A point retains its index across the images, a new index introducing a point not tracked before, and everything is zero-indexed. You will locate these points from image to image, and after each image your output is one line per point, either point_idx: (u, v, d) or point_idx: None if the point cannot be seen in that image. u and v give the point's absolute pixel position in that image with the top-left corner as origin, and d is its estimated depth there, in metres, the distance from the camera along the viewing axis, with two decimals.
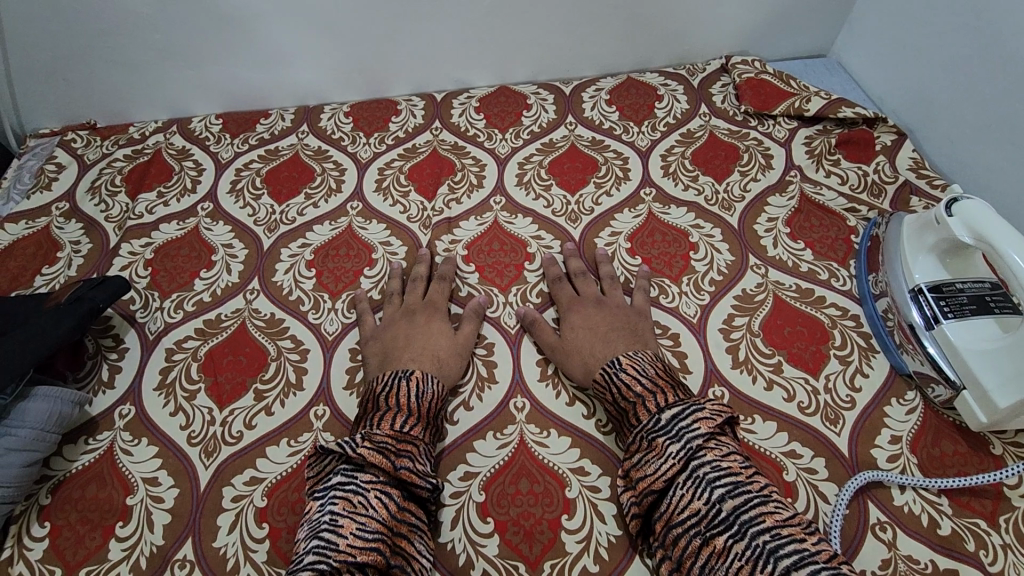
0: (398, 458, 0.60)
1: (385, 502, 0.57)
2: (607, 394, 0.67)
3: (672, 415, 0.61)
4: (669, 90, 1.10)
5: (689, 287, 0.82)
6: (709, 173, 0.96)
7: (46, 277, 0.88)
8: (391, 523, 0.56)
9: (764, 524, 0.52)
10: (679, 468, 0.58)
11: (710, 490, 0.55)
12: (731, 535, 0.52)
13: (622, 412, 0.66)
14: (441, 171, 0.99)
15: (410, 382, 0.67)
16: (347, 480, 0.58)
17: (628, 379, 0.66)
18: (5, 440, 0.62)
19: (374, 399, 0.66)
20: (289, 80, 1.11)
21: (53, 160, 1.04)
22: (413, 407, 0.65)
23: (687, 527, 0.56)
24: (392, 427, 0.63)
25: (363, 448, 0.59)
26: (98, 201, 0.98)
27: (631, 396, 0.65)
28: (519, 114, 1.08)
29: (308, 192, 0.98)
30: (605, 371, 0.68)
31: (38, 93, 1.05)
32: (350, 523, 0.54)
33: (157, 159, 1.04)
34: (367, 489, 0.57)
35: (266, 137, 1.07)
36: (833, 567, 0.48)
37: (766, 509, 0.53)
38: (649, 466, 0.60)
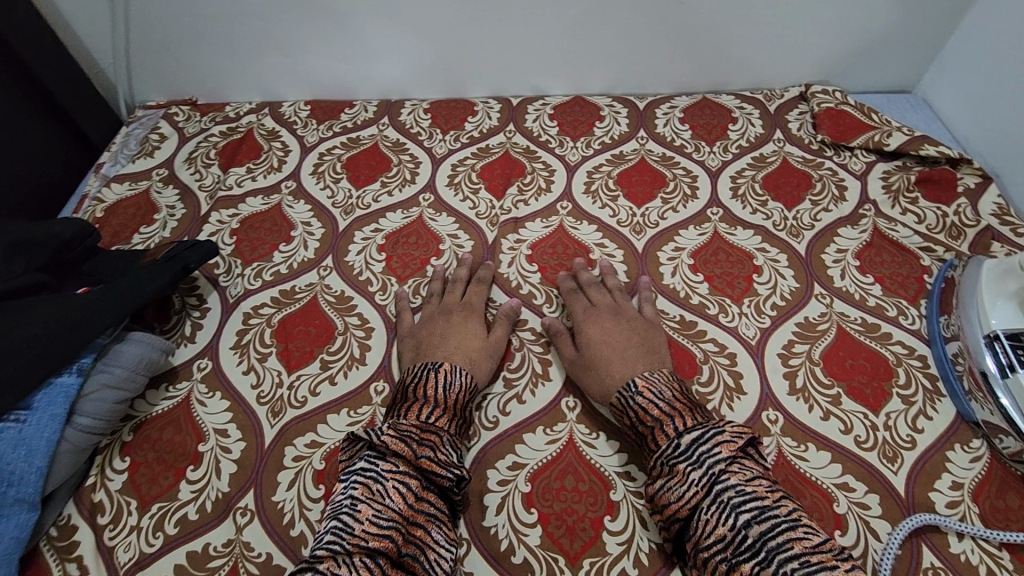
0: (420, 447, 0.62)
1: (403, 492, 0.59)
2: (625, 416, 0.67)
3: (692, 439, 0.60)
4: (745, 113, 1.10)
5: (750, 309, 0.82)
6: (779, 199, 0.96)
7: (143, 236, 0.95)
8: (407, 512, 0.58)
9: (793, 550, 0.50)
10: (704, 493, 0.57)
11: (735, 515, 0.54)
12: (757, 563, 0.51)
13: (641, 436, 0.66)
14: (511, 172, 1.02)
15: (437, 374, 0.69)
16: (368, 466, 0.61)
17: (644, 404, 0.65)
18: (100, 377, 0.68)
19: (405, 391, 0.69)
20: (376, 74, 1.17)
21: (157, 130, 1.13)
22: (442, 398, 0.67)
23: (713, 552, 0.55)
24: (418, 418, 0.65)
25: (387, 436, 0.62)
26: (194, 170, 1.05)
27: (648, 421, 0.64)
28: (592, 124, 1.10)
29: (384, 180, 1.03)
30: (622, 395, 0.68)
31: (151, 68, 1.15)
32: (366, 509, 0.56)
33: (249, 137, 1.11)
34: (386, 478, 0.59)
35: (348, 126, 1.13)
36: None
37: (795, 534, 0.51)
38: (673, 493, 0.59)
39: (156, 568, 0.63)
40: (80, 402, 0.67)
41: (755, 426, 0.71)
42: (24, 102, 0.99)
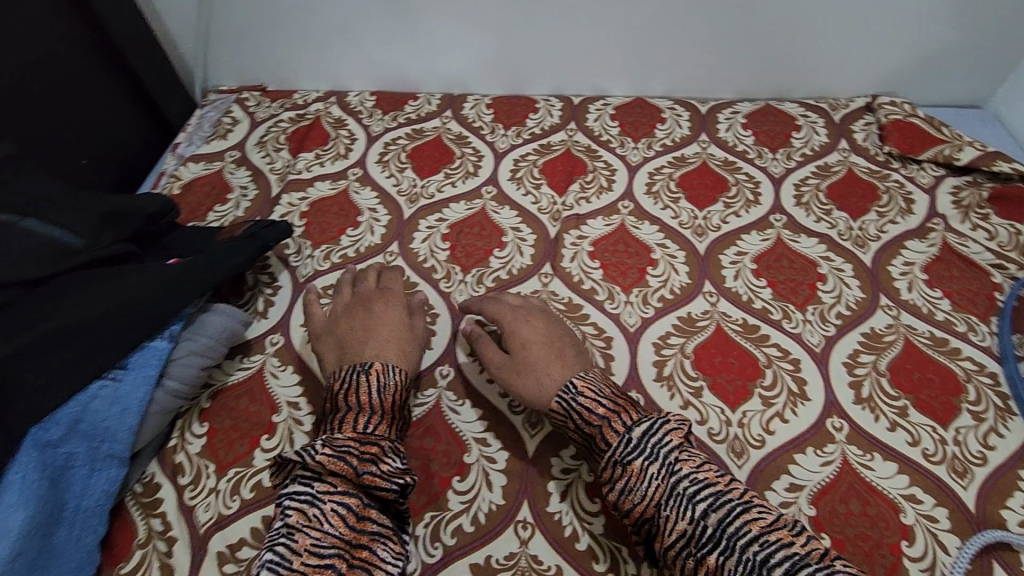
0: (360, 462, 0.60)
1: (341, 513, 0.58)
2: (569, 419, 0.65)
3: (642, 432, 0.60)
4: (809, 122, 1.09)
5: (814, 317, 0.81)
6: (844, 209, 0.95)
7: (217, 214, 0.99)
8: (349, 535, 0.57)
9: (751, 532, 0.52)
10: (664, 488, 0.57)
11: (692, 507, 0.55)
12: (722, 553, 0.52)
13: (588, 439, 0.64)
14: (573, 170, 1.04)
15: (368, 376, 0.68)
16: (303, 488, 0.59)
17: (587, 404, 0.64)
18: (188, 344, 0.72)
19: (336, 399, 0.68)
20: (442, 67, 1.19)
21: (230, 114, 1.17)
22: (376, 404, 0.66)
23: (678, 549, 0.55)
24: (355, 430, 0.63)
25: (323, 455, 0.59)
26: (264, 154, 1.09)
27: (595, 420, 0.63)
28: (653, 126, 1.11)
29: (448, 171, 1.05)
30: (562, 399, 0.66)
31: (228, 54, 1.20)
32: (303, 538, 0.55)
33: (317, 125, 1.14)
34: (323, 501, 0.58)
35: (413, 118, 1.15)
36: (825, 566, 0.48)
37: (751, 516, 0.53)
38: (635, 493, 0.58)
39: (233, 529, 0.66)
40: (169, 366, 0.71)
41: (820, 433, 0.71)
42: (112, 80, 1.04)
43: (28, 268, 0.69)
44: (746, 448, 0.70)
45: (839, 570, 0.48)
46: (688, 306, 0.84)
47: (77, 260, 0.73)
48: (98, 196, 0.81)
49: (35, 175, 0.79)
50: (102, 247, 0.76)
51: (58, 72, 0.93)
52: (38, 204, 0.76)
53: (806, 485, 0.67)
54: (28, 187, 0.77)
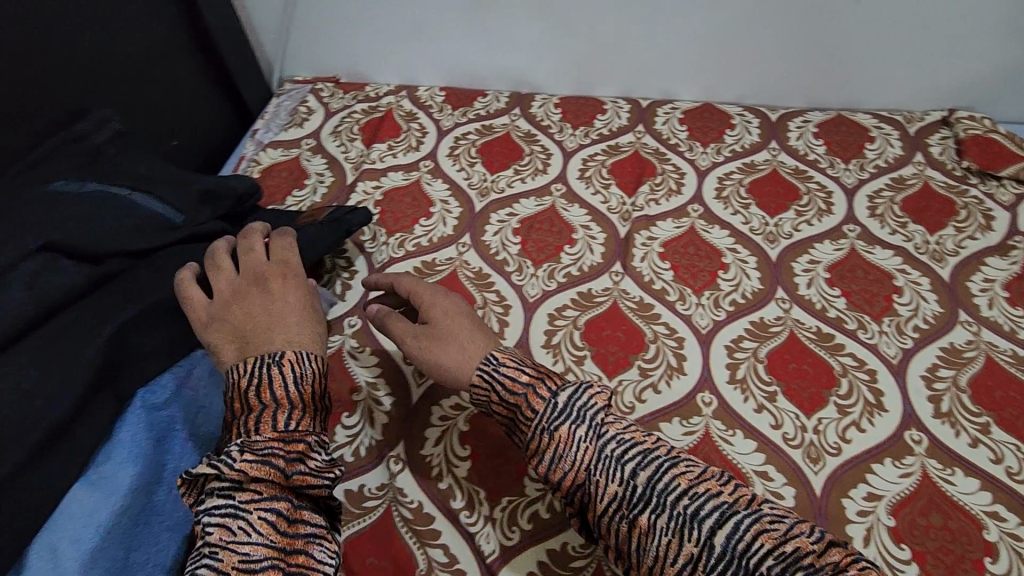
0: (289, 463, 0.55)
1: (270, 521, 0.53)
2: (492, 392, 0.61)
3: (568, 395, 0.58)
4: (883, 133, 1.08)
5: (891, 328, 0.81)
6: (920, 223, 0.94)
7: (296, 198, 1.02)
8: (283, 542, 0.52)
9: (680, 486, 0.52)
10: (594, 450, 0.55)
11: (622, 468, 0.54)
12: (653, 511, 0.52)
13: (511, 412, 0.60)
14: (642, 171, 1.05)
15: (283, 369, 0.61)
16: (222, 501, 0.53)
17: (511, 373, 0.60)
18: None
19: (242, 396, 0.60)
20: (513, 66, 1.22)
21: (305, 103, 1.21)
22: (295, 397, 0.60)
23: (610, 513, 0.54)
24: (275, 428, 0.57)
25: (243, 463, 0.53)
26: (339, 143, 1.12)
27: (518, 389, 0.60)
28: (722, 132, 1.11)
29: (517, 167, 1.07)
30: (483, 371, 0.62)
31: (307, 46, 1.25)
32: (230, 555, 0.50)
33: (389, 117, 1.17)
34: (249, 510, 0.52)
35: (482, 114, 1.17)
36: (753, 512, 0.50)
37: (678, 470, 0.54)
38: (565, 460, 0.56)
39: None
40: None
41: (898, 444, 0.70)
42: (202, 65, 1.08)
43: (136, 241, 0.73)
44: (822, 454, 0.70)
45: (766, 513, 0.50)
46: (761, 311, 0.84)
47: (178, 236, 0.77)
48: (193, 176, 0.85)
49: (140, 152, 0.84)
50: (199, 224, 0.81)
51: (158, 56, 0.98)
52: (140, 179, 0.79)
53: (885, 495, 0.67)
54: (132, 163, 0.81)
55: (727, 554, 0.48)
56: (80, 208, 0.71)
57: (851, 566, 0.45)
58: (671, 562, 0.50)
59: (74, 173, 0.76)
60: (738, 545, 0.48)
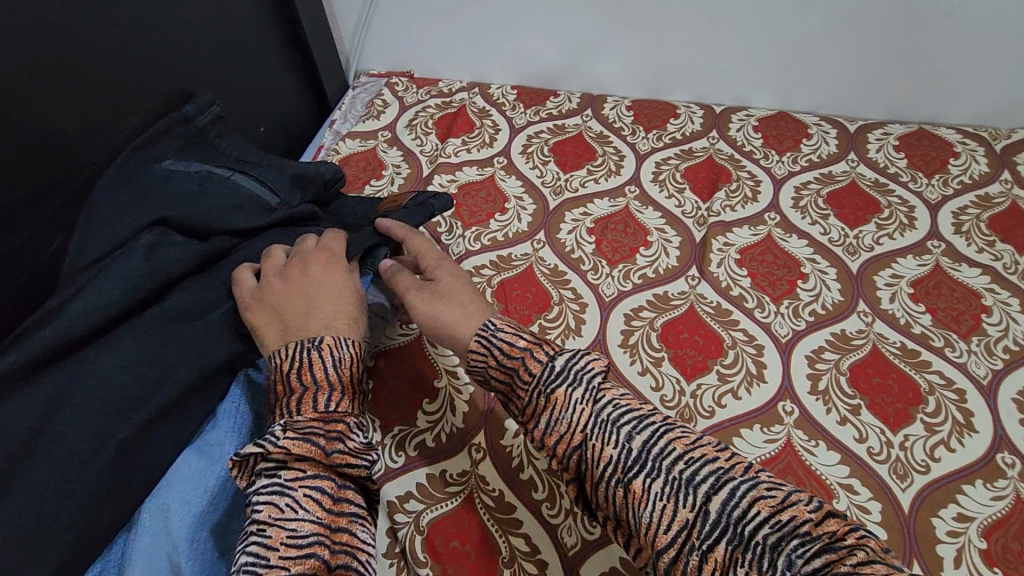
0: (329, 442, 0.54)
1: (315, 499, 0.52)
2: (490, 356, 0.60)
3: (566, 359, 0.56)
4: (968, 149, 1.05)
5: (979, 348, 0.79)
6: (1009, 242, 0.91)
7: (373, 187, 1.05)
8: (328, 519, 0.51)
9: (676, 451, 0.50)
10: (590, 412, 0.53)
11: (618, 431, 0.52)
12: (647, 475, 0.49)
13: (508, 376, 0.59)
14: (717, 177, 1.04)
15: (322, 352, 0.59)
16: (268, 481, 0.52)
17: (509, 338, 0.60)
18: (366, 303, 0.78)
19: (283, 379, 0.58)
20: (586, 67, 1.23)
21: (381, 96, 1.24)
22: (334, 378, 0.58)
23: (607, 478, 0.51)
24: (316, 409, 0.56)
25: (286, 441, 0.52)
26: (415, 136, 1.15)
27: (516, 353, 0.59)
28: (799, 141, 1.10)
29: (591, 168, 1.07)
30: (481, 336, 0.61)
31: (384, 41, 1.28)
32: (278, 531, 0.49)
33: (463, 113, 1.19)
34: (294, 487, 0.51)
35: (554, 113, 1.18)
36: (750, 479, 0.47)
37: (674, 435, 0.51)
38: (562, 423, 0.54)
39: (401, 482, 0.70)
40: None
41: (989, 466, 0.69)
42: (287, 56, 1.12)
43: (231, 219, 0.76)
44: (910, 471, 0.69)
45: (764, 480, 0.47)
46: (843, 323, 0.83)
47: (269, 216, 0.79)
48: (287, 160, 0.87)
49: (238, 137, 0.87)
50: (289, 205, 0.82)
51: (250, 46, 1.02)
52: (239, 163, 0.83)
53: (976, 517, 0.65)
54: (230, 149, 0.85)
55: (722, 519, 0.46)
56: (184, 186, 0.76)
57: (850, 536, 0.42)
58: (663, 530, 0.47)
59: (182, 157, 0.80)
60: (734, 511, 0.46)
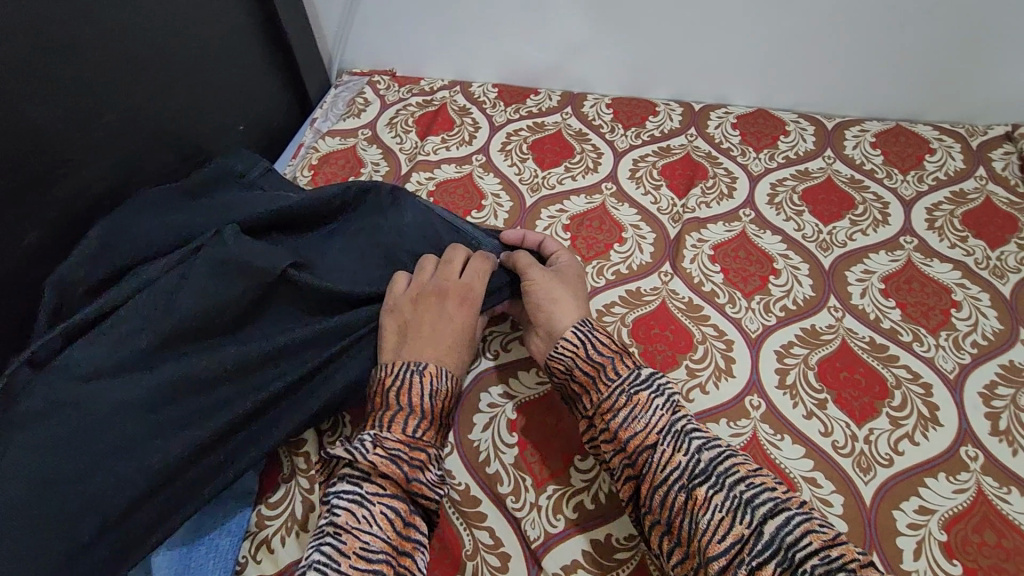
0: (411, 469, 0.60)
1: (390, 519, 0.58)
2: (581, 349, 0.67)
3: (651, 372, 0.65)
4: (944, 145, 1.06)
5: (948, 343, 0.79)
6: (981, 237, 0.92)
7: None
8: (395, 541, 0.57)
9: (738, 473, 0.56)
10: (667, 420, 0.61)
11: (689, 442, 0.59)
12: (711, 486, 0.55)
13: (595, 370, 0.65)
14: (694, 174, 1.05)
15: (423, 378, 0.66)
16: (350, 489, 0.59)
17: (603, 339, 0.68)
18: None
19: (383, 394, 0.66)
20: (565, 65, 1.24)
21: (363, 95, 1.24)
22: (426, 409, 0.65)
23: (670, 483, 0.57)
24: (404, 431, 0.62)
25: (376, 457, 0.59)
26: (395, 134, 1.15)
27: (607, 351, 0.66)
28: (776, 138, 1.10)
29: (568, 165, 1.08)
30: (578, 330, 0.69)
31: (366, 39, 1.28)
32: (353, 540, 0.55)
33: (443, 110, 1.20)
34: (373, 502, 0.58)
35: (534, 111, 1.19)
36: (804, 512, 0.53)
37: (738, 460, 0.58)
38: (639, 421, 0.61)
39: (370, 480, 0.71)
40: None
41: (952, 459, 0.69)
42: (267, 54, 1.13)
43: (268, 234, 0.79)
44: (873, 464, 0.69)
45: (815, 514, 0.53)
46: (812, 318, 0.83)
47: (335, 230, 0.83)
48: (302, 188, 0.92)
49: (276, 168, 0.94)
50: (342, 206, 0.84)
51: (229, 45, 1.03)
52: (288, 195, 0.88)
53: (937, 509, 0.66)
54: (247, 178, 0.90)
55: (775, 542, 0.51)
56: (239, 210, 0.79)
57: None
58: (718, 539, 0.53)
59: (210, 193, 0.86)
60: (787, 537, 0.51)
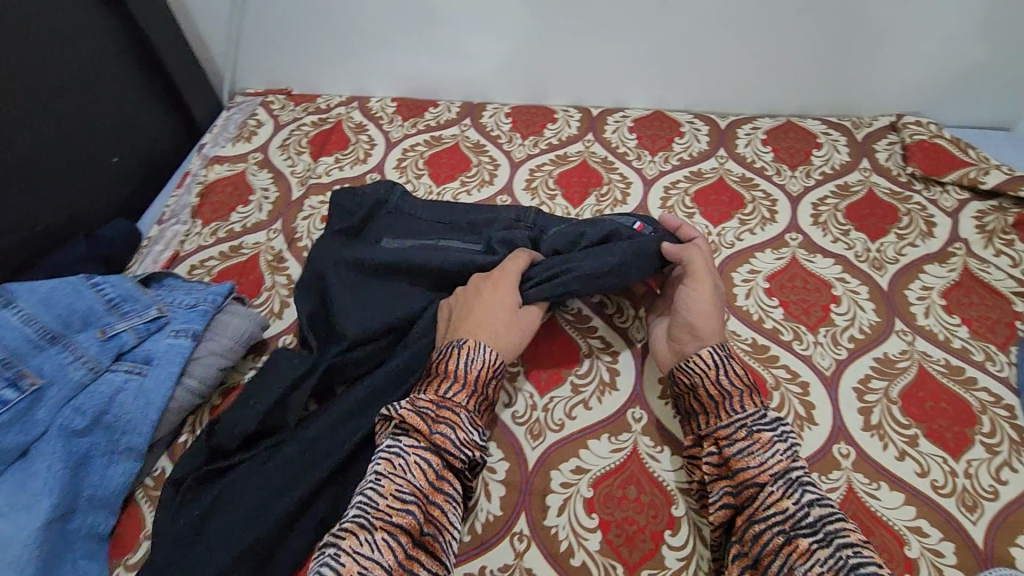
0: (435, 424, 0.62)
1: (424, 468, 0.60)
2: (712, 369, 0.66)
3: (778, 417, 0.63)
4: (831, 139, 1.08)
5: (826, 339, 0.80)
6: (862, 230, 0.93)
7: (240, 214, 1.01)
8: (427, 490, 0.59)
9: (848, 539, 0.52)
10: (783, 467, 0.58)
11: (801, 493, 0.56)
12: (817, 541, 0.53)
13: (722, 396, 0.64)
14: (589, 181, 1.04)
15: (461, 350, 0.67)
16: (392, 442, 0.62)
17: (739, 369, 0.66)
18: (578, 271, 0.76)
19: (429, 365, 0.69)
20: (462, 75, 1.21)
21: (255, 116, 1.20)
22: (461, 373, 0.66)
23: (770, 524, 0.55)
24: (436, 393, 0.65)
25: (405, 410, 0.62)
26: (287, 156, 1.11)
27: (742, 383, 0.65)
28: (671, 139, 1.11)
29: (464, 179, 1.06)
30: (714, 353, 0.67)
31: (256, 58, 1.23)
32: (389, 484, 0.58)
33: (338, 128, 1.16)
34: (408, 452, 0.61)
35: (432, 124, 1.17)
36: None
37: (852, 526, 0.54)
38: (754, 459, 0.59)
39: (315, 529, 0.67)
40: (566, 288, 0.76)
41: (825, 458, 0.70)
42: (145, 81, 1.08)
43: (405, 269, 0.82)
44: None
45: None
46: None
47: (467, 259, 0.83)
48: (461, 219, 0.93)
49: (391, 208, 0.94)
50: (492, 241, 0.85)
51: (96, 74, 0.98)
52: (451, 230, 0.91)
53: None
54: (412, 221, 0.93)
55: None
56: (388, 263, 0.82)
57: None
58: None
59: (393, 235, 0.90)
60: None
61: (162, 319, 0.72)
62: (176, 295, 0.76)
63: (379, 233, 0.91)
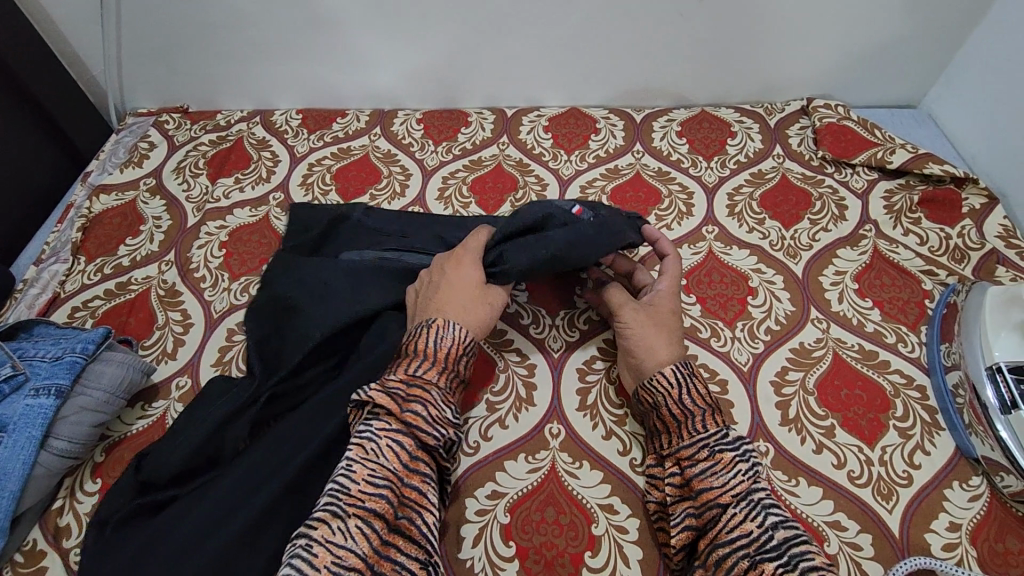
0: (406, 402, 0.58)
1: (397, 450, 0.56)
2: (675, 390, 0.63)
3: (739, 435, 0.60)
4: (744, 127, 1.07)
5: (743, 333, 0.79)
6: (777, 218, 0.93)
7: (129, 247, 0.93)
8: (401, 473, 0.55)
9: (814, 562, 0.49)
10: (745, 488, 0.55)
11: (765, 515, 0.53)
12: (782, 565, 0.49)
13: (684, 415, 0.62)
14: (504, 186, 1.01)
15: (429, 330, 0.64)
16: (363, 427, 0.57)
17: (701, 388, 0.63)
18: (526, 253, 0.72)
19: (400, 350, 0.65)
20: (369, 83, 1.15)
21: (147, 138, 1.11)
22: (432, 352, 0.62)
23: (735, 548, 0.52)
24: (406, 371, 0.60)
25: (373, 393, 0.58)
26: (181, 180, 1.04)
27: (704, 400, 0.62)
28: (586, 137, 1.08)
29: (374, 192, 1.01)
30: (676, 370, 0.64)
31: (144, 76, 1.14)
32: (360, 469, 0.53)
33: (238, 146, 1.09)
34: (379, 436, 0.56)
35: (340, 136, 1.11)
36: None
37: (816, 549, 0.51)
38: (716, 479, 0.56)
39: None
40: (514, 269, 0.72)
41: None
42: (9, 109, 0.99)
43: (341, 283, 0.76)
44: None
45: None
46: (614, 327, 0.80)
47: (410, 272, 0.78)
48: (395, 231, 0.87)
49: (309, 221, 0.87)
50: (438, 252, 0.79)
51: None
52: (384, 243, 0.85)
53: None
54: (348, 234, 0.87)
55: None
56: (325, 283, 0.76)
57: None
58: None
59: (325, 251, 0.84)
60: None
61: (20, 377, 0.66)
62: (41, 347, 0.69)
63: (313, 253, 0.85)
